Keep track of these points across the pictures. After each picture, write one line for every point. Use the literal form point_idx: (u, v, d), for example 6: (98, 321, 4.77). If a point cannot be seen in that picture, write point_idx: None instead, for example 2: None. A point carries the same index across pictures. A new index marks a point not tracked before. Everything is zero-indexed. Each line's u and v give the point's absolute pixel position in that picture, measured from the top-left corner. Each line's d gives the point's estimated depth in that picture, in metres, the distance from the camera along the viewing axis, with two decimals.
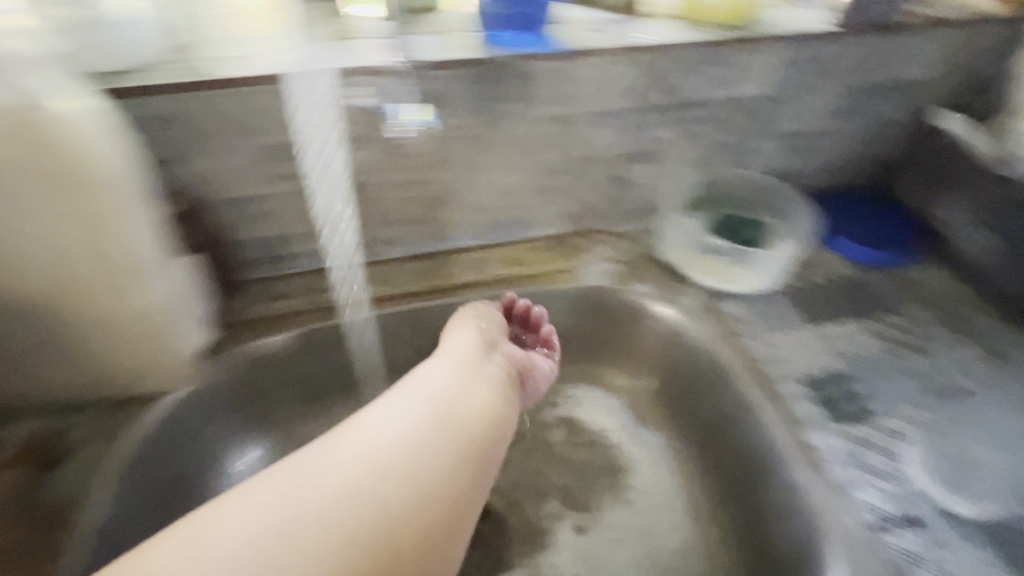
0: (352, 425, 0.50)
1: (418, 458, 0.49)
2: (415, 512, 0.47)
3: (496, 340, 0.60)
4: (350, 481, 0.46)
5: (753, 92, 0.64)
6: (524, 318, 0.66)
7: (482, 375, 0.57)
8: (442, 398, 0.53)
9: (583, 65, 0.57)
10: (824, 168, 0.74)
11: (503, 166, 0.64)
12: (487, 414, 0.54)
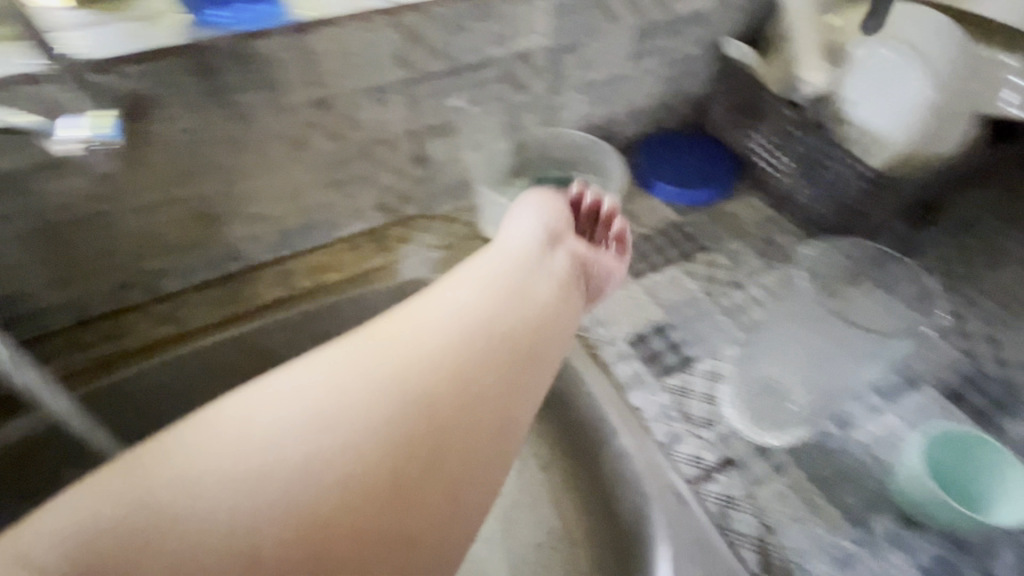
0: (417, 324, 0.42)
1: (424, 380, 0.40)
2: (430, 442, 0.38)
3: (561, 234, 0.52)
4: (339, 418, 0.38)
5: (535, 46, 0.60)
6: (594, 214, 0.57)
7: (551, 270, 0.49)
8: (469, 304, 0.44)
9: (322, 40, 0.50)
10: (635, 114, 0.73)
11: (273, 167, 0.56)
12: (523, 313, 0.45)
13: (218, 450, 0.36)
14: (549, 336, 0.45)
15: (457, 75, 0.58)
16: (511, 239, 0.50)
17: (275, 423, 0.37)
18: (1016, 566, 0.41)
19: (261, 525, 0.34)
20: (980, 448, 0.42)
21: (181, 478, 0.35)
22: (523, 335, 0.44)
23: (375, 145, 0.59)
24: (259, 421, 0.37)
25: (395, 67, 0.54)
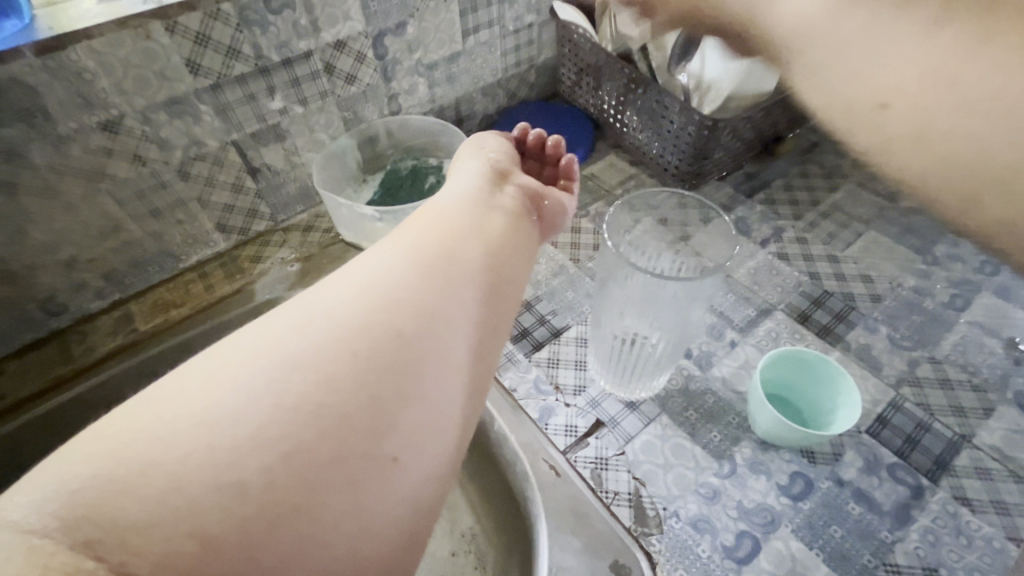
0: (358, 268, 0.32)
1: (408, 294, 0.30)
2: (428, 361, 0.29)
3: (507, 171, 0.45)
4: (267, 395, 0.26)
5: (351, 32, 0.56)
6: (539, 151, 0.51)
7: (503, 202, 0.40)
8: (438, 219, 0.36)
9: (81, 54, 0.43)
10: (484, 90, 0.71)
11: (72, 205, 0.50)
12: (499, 228, 0.37)
13: (131, 428, 0.25)
14: (524, 258, 0.38)
15: (266, 75, 0.53)
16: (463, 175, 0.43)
17: (216, 375, 0.27)
18: (861, 467, 0.43)
19: (218, 499, 0.23)
20: (817, 364, 0.44)
21: (90, 456, 0.24)
22: (504, 249, 0.36)
23: (192, 162, 0.54)
24: (200, 374, 0.27)
25: (188, 74, 0.49)
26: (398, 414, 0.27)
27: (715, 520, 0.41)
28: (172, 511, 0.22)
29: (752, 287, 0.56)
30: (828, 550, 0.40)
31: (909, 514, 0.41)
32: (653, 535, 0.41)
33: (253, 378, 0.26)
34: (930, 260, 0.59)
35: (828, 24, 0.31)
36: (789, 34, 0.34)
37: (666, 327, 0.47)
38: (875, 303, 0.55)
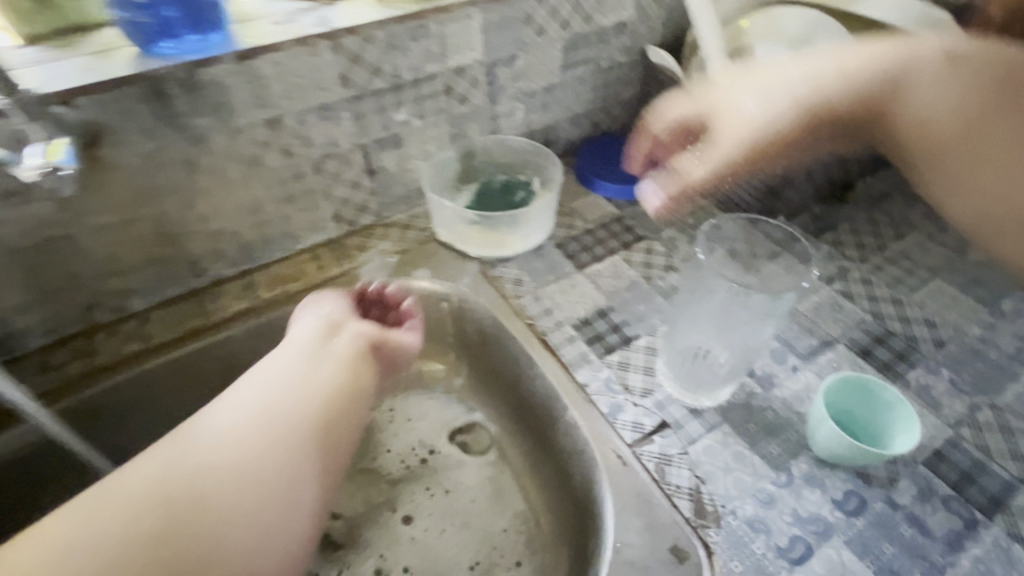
0: (192, 427, 0.50)
1: (206, 456, 0.49)
2: (228, 517, 0.47)
3: (342, 322, 0.58)
4: (98, 547, 0.43)
5: (471, 60, 0.64)
6: (382, 299, 0.63)
7: (332, 350, 0.56)
8: (284, 376, 0.54)
9: (265, 62, 0.53)
10: (573, 119, 0.78)
11: (229, 185, 0.59)
12: (337, 376, 0.55)
13: (20, 557, 0.42)
14: (357, 392, 0.56)
15: (398, 91, 0.62)
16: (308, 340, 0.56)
17: (89, 509, 0.44)
18: (915, 493, 0.46)
19: None
20: (875, 389, 0.48)
21: None
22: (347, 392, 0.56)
23: (326, 159, 0.63)
24: (64, 515, 0.44)
25: (339, 86, 0.58)
26: (229, 519, 0.47)
27: (771, 522, 0.45)
28: None
29: (817, 320, 0.59)
30: (878, 563, 0.42)
31: (961, 542, 0.43)
32: (711, 527, 0.44)
33: (80, 536, 0.43)
34: (995, 313, 0.61)
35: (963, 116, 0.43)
36: (922, 122, 0.46)
37: (733, 343, 0.54)
38: (938, 347, 0.57)
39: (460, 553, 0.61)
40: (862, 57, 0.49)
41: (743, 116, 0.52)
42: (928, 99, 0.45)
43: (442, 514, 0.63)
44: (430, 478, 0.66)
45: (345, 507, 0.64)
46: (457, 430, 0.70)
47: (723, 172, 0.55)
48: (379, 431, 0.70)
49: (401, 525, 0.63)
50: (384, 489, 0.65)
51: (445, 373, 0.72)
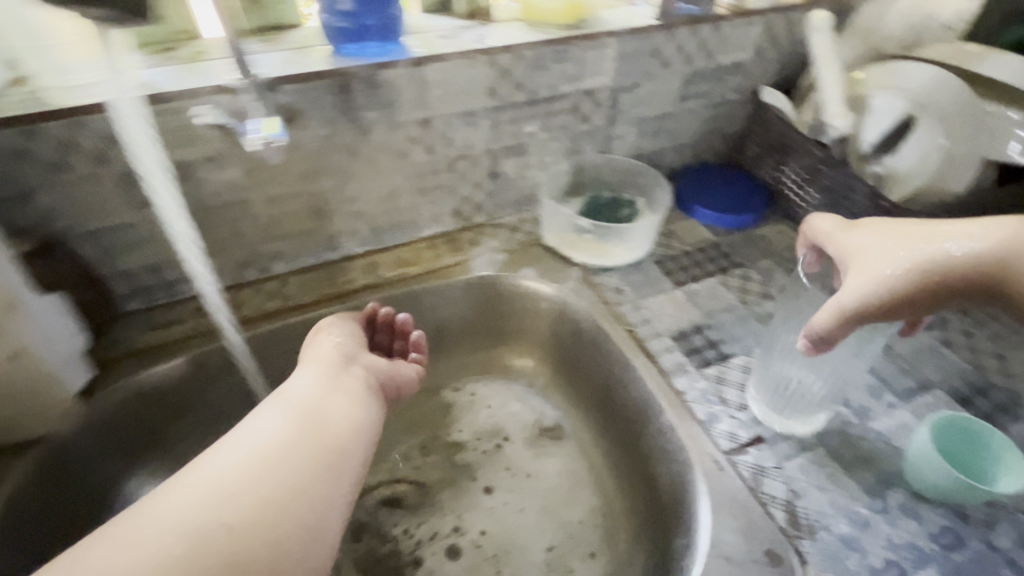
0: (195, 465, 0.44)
1: (232, 488, 0.42)
2: (251, 549, 0.41)
3: (354, 354, 0.58)
4: None
5: (601, 84, 0.70)
6: (392, 325, 0.65)
7: (347, 383, 0.54)
8: (295, 404, 0.50)
9: (433, 69, 0.60)
10: (678, 148, 0.83)
11: (376, 172, 0.66)
12: (354, 403, 0.52)
13: None
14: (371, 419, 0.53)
15: (533, 105, 0.68)
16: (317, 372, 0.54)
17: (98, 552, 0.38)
18: (1016, 539, 0.47)
19: None
20: (965, 425, 0.51)
21: None
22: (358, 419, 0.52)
23: (459, 159, 0.69)
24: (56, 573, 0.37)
25: (487, 96, 0.64)
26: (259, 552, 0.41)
27: (865, 543, 0.46)
28: None
29: (915, 363, 0.61)
30: None
31: None
32: (804, 538, 0.47)
33: None
34: None
35: None
36: None
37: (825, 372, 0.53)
38: None
39: (537, 534, 0.65)
40: (985, 238, 0.44)
41: (873, 268, 0.45)
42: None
43: (521, 496, 0.68)
44: (510, 460, 0.71)
45: (433, 477, 0.69)
46: (538, 422, 0.74)
47: (850, 328, 0.45)
48: (465, 413, 0.75)
49: (481, 497, 0.68)
50: (468, 466, 0.70)
51: (531, 368, 0.77)
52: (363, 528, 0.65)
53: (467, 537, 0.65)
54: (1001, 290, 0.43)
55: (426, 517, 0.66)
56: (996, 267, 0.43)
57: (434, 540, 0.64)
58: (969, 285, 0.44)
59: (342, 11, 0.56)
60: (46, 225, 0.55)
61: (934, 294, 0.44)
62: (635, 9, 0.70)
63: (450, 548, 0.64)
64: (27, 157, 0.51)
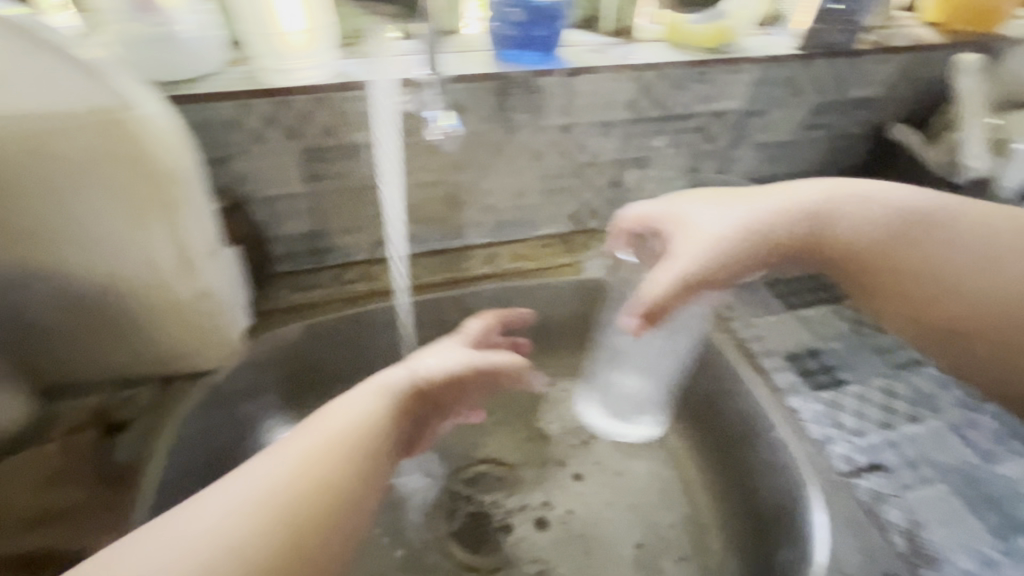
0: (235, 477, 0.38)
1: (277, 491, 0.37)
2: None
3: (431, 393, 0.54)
4: None
5: (733, 107, 0.72)
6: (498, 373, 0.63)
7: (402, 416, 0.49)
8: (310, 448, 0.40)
9: (584, 80, 0.64)
10: (794, 175, 0.84)
11: (512, 170, 0.71)
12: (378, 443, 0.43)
13: None
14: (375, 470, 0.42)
15: (666, 121, 0.71)
16: (358, 402, 0.45)
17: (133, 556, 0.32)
18: None
19: None
20: None
21: None
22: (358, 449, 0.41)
23: (588, 166, 0.73)
24: None
25: (626, 108, 0.68)
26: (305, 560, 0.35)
27: None
28: None
29: None
30: None
31: None
32: (928, 568, 0.47)
33: None
34: None
35: (910, 236, 0.59)
36: (883, 250, 0.60)
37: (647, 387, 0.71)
38: None
39: (626, 531, 0.67)
40: (809, 195, 0.60)
41: (699, 232, 0.60)
42: (893, 229, 0.59)
43: (612, 493, 0.70)
44: (600, 456, 0.73)
45: (527, 461, 0.73)
46: None
47: (673, 296, 0.59)
48: (559, 406, 0.78)
49: (572, 486, 0.70)
50: (559, 457, 0.73)
51: None
52: (461, 498, 0.69)
53: (554, 512, 0.68)
54: (820, 241, 0.61)
55: (515, 490, 0.70)
56: (782, 214, 0.59)
57: (523, 510, 0.68)
58: (806, 242, 0.61)
59: (512, 20, 0.62)
60: (235, 188, 0.63)
61: (775, 242, 0.60)
62: (773, 38, 0.73)
63: (538, 519, 0.67)
64: (236, 127, 0.58)
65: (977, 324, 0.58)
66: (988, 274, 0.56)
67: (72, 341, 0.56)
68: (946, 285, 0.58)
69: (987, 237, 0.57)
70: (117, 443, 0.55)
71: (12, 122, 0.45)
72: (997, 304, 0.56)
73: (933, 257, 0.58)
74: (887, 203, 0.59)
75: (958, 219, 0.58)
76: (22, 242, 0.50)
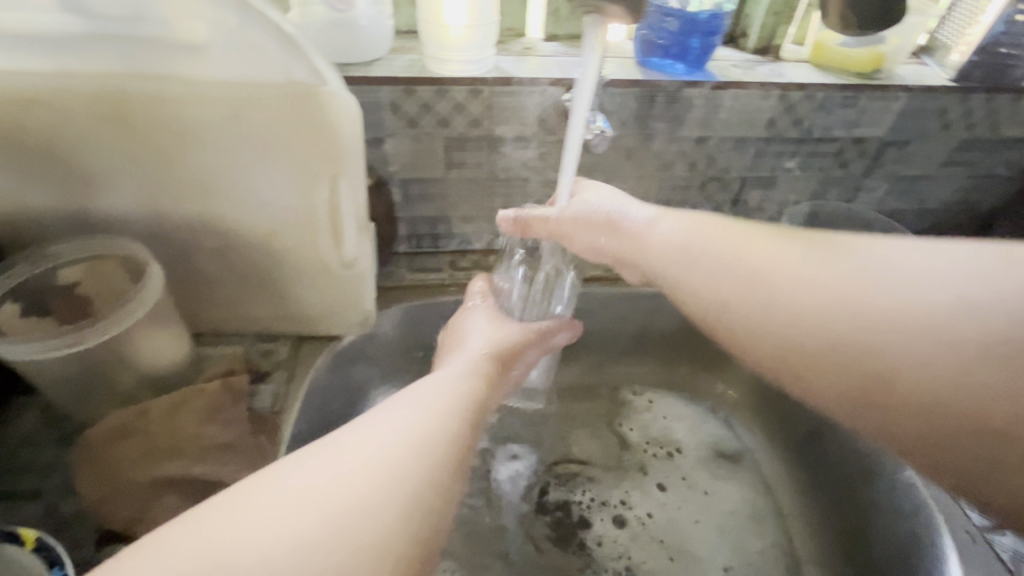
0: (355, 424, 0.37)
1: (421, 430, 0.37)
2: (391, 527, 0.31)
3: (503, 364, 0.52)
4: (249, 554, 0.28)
5: (875, 135, 0.70)
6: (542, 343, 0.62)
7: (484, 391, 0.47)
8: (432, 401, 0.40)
9: (728, 94, 0.64)
10: (922, 213, 0.81)
11: (638, 177, 0.71)
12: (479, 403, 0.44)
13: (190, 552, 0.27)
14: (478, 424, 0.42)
15: (802, 143, 0.70)
16: (449, 381, 0.44)
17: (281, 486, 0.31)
18: None
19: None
20: None
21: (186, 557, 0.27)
22: (453, 429, 0.38)
23: (713, 180, 0.73)
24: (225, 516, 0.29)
25: (764, 126, 0.68)
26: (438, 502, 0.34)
27: None
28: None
29: None
30: None
31: None
32: None
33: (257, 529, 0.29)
34: None
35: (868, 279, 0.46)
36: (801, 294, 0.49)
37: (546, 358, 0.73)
38: None
39: (712, 549, 0.65)
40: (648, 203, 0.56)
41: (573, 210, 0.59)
42: (756, 298, 0.49)
43: (704, 511, 0.68)
44: (686, 471, 0.71)
45: (609, 463, 0.71)
46: (719, 444, 0.75)
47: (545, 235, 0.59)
48: (639, 416, 0.76)
49: (658, 496, 0.69)
50: (641, 465, 0.71)
51: (725, 393, 0.79)
52: (543, 490, 0.69)
53: (633, 512, 0.67)
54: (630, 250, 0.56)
55: (591, 485, 0.69)
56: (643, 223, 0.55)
57: (602, 507, 0.68)
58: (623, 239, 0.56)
59: (665, 29, 0.63)
60: (380, 167, 0.67)
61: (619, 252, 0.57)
62: (925, 68, 0.70)
63: (616, 517, 0.67)
64: (395, 110, 0.62)
65: (901, 402, 0.44)
66: (904, 332, 0.44)
67: (237, 292, 0.63)
68: (845, 368, 0.45)
69: (872, 285, 0.46)
70: (258, 391, 0.59)
71: (221, 92, 0.51)
72: (915, 374, 0.43)
73: (815, 328, 0.47)
74: (749, 261, 0.50)
75: (824, 275, 0.47)
76: (209, 197, 0.56)
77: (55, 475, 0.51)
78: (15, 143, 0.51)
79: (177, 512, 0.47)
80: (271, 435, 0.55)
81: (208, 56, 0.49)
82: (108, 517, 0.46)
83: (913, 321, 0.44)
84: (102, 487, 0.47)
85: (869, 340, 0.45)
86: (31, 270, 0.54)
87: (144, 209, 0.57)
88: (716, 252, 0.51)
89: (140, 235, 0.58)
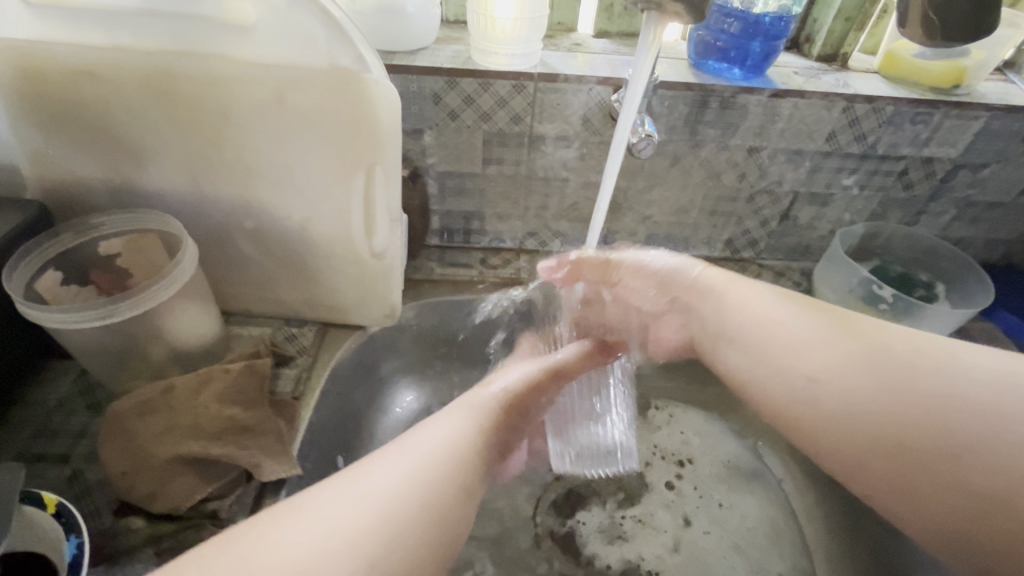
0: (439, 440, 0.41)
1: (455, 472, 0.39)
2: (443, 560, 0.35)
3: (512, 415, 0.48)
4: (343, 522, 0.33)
5: (944, 156, 0.65)
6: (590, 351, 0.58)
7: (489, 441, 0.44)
8: (465, 442, 0.41)
9: (787, 103, 0.61)
10: (990, 243, 0.75)
11: (681, 184, 0.68)
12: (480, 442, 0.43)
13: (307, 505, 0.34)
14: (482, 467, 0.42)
15: (863, 160, 0.65)
16: (455, 423, 0.43)
17: (377, 475, 0.37)
18: None
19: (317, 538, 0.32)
20: None
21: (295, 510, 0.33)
22: (453, 484, 0.38)
23: (762, 193, 0.69)
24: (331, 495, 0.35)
25: (823, 140, 0.64)
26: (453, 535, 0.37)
27: None
28: (291, 540, 0.31)
29: None
30: None
31: None
32: None
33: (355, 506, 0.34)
34: None
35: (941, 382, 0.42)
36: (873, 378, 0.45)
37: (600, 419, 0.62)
38: None
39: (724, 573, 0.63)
40: (718, 278, 0.54)
41: (639, 253, 0.57)
42: (814, 390, 0.46)
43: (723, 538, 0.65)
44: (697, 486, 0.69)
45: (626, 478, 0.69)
46: (750, 468, 0.71)
47: (595, 271, 0.58)
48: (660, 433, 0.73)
49: (668, 502, 0.67)
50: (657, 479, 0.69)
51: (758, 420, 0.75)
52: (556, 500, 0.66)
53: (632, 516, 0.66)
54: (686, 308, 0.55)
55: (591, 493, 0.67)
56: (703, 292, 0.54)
57: (602, 515, 0.66)
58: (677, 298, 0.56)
59: (724, 31, 0.60)
60: (418, 159, 0.66)
61: (661, 318, 0.58)
62: (1010, 86, 0.65)
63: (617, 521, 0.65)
64: (436, 102, 0.61)
65: (979, 527, 0.40)
66: (972, 461, 0.40)
67: (267, 273, 0.63)
68: (907, 470, 0.42)
69: (946, 396, 0.42)
70: (280, 375, 0.59)
71: (265, 75, 0.51)
72: (995, 494, 0.40)
73: (869, 430, 0.44)
74: (806, 337, 0.48)
75: (891, 376, 0.44)
76: (247, 179, 0.57)
77: (84, 440, 0.52)
78: (70, 114, 0.53)
79: (193, 491, 0.47)
80: (289, 421, 0.55)
81: (256, 37, 0.49)
82: (127, 491, 0.47)
83: (977, 437, 0.40)
84: (119, 457, 0.47)
85: (949, 452, 0.41)
86: (77, 239, 0.55)
87: (185, 187, 0.57)
88: (777, 339, 0.49)
89: (180, 212, 0.59)
